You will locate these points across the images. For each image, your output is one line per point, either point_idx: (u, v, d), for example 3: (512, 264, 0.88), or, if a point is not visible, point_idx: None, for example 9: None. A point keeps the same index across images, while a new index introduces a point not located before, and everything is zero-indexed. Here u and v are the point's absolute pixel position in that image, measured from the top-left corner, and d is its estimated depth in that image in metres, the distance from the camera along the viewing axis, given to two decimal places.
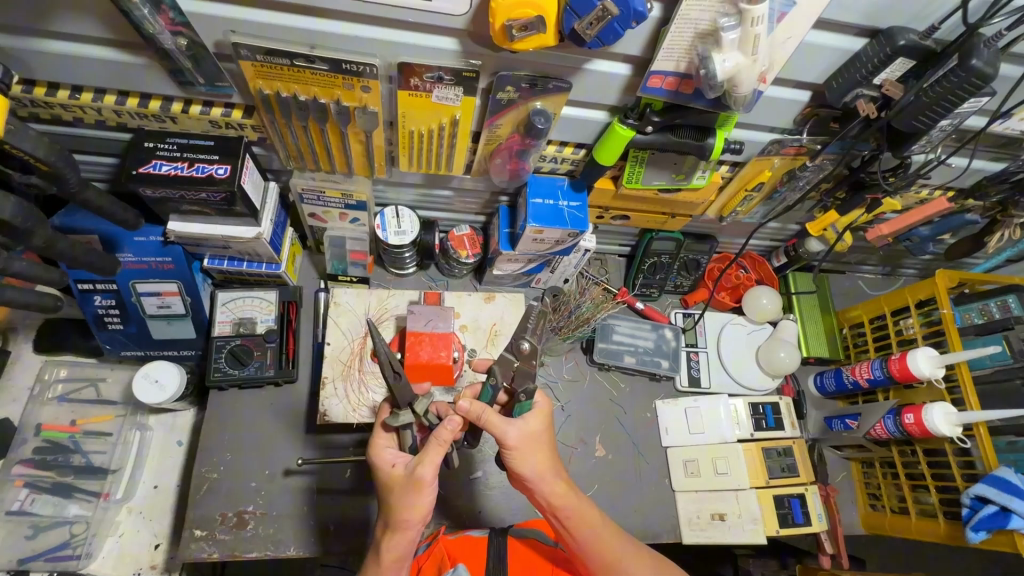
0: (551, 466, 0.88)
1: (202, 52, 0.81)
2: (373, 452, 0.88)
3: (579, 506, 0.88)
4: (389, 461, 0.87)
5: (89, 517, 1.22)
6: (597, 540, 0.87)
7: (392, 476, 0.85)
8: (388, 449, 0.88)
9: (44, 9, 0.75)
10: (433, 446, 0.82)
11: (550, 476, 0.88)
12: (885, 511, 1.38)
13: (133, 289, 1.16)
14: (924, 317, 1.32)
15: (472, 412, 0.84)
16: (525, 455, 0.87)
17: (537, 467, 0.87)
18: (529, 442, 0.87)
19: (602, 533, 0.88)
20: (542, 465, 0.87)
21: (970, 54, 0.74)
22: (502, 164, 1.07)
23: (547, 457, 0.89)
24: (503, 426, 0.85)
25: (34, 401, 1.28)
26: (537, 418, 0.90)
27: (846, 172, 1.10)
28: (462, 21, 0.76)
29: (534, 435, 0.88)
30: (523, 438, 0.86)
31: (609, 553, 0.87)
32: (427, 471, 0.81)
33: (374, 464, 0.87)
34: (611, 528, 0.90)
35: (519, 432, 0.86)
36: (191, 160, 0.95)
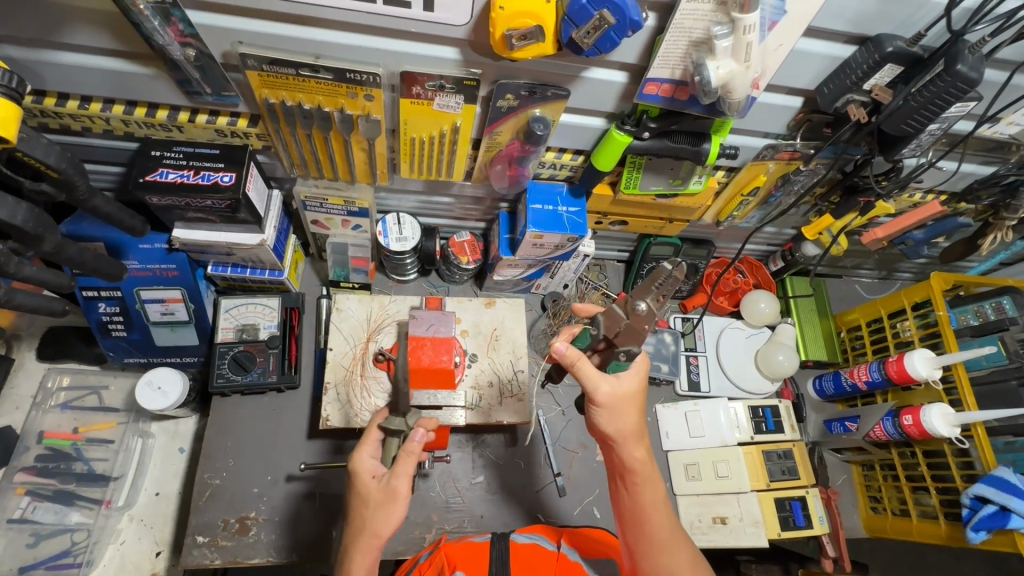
0: (635, 433, 0.89)
1: (209, 63, 0.83)
2: (357, 458, 0.88)
3: (648, 476, 0.90)
4: (371, 471, 0.87)
5: (90, 525, 1.22)
6: (653, 514, 0.89)
7: (371, 488, 0.85)
8: (372, 458, 0.88)
9: (56, 22, 0.77)
10: (406, 458, 0.85)
11: (631, 441, 0.89)
12: (887, 514, 1.38)
13: (137, 296, 1.17)
14: (920, 319, 1.33)
15: (566, 357, 0.86)
16: (612, 415, 0.88)
17: (622, 428, 0.89)
18: (619, 403, 0.88)
19: (660, 508, 0.89)
20: (628, 429, 0.89)
21: (956, 60, 0.76)
22: (502, 170, 1.09)
23: (633, 420, 0.90)
24: (596, 380, 0.87)
25: (37, 409, 1.29)
26: (632, 381, 0.90)
27: (840, 177, 1.12)
28: (464, 31, 0.78)
29: (626, 397, 0.89)
30: (613, 398, 0.88)
31: (658, 531, 0.88)
32: (403, 484, 0.84)
33: (356, 472, 0.87)
34: (669, 504, 0.91)
35: (610, 390, 0.87)
36: (197, 168, 0.97)
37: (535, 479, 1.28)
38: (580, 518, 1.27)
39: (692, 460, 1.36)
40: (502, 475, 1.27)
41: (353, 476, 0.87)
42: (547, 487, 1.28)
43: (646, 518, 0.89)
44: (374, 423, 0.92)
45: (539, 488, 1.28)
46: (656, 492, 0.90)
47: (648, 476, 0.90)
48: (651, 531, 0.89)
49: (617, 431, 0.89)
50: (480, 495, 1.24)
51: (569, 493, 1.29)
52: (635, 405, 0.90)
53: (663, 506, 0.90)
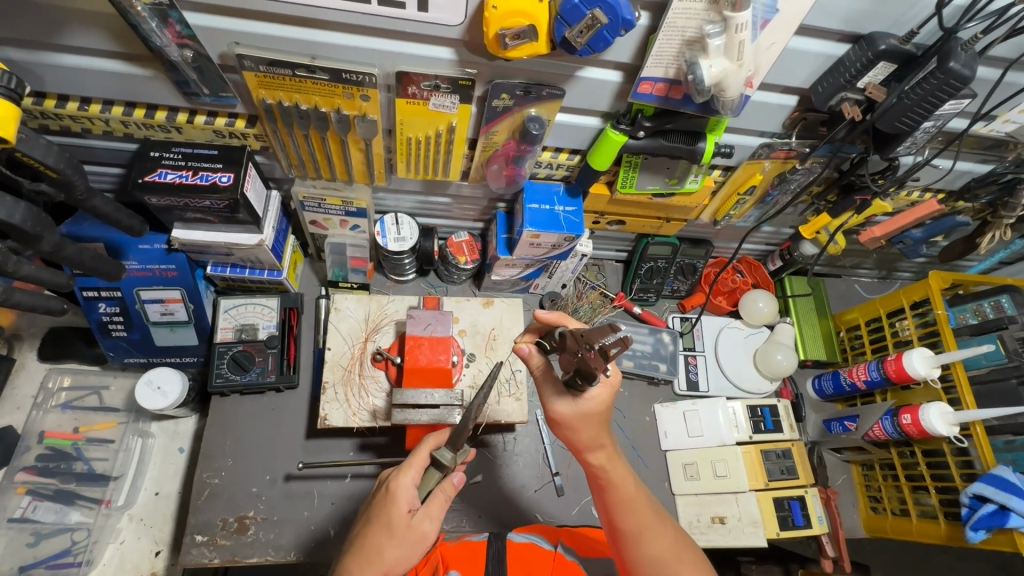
0: (594, 440, 0.90)
1: (206, 64, 0.84)
2: (397, 481, 0.84)
3: (615, 479, 0.91)
4: (409, 503, 0.83)
5: (91, 524, 1.23)
6: (624, 513, 0.89)
7: (402, 523, 0.82)
8: (412, 487, 0.84)
9: (55, 25, 0.78)
10: (439, 499, 0.85)
11: (595, 449, 0.91)
12: (886, 514, 1.38)
13: (137, 296, 1.18)
14: (919, 318, 1.33)
15: (528, 358, 0.93)
16: (572, 427, 0.90)
17: (583, 439, 0.90)
18: (577, 416, 0.88)
19: (630, 507, 0.90)
20: (587, 438, 0.90)
21: (948, 57, 0.76)
22: (499, 170, 1.09)
23: (593, 427, 0.89)
24: (551, 397, 0.90)
25: (38, 409, 1.30)
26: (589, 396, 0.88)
27: (836, 175, 1.12)
28: (458, 30, 0.79)
29: (582, 410, 0.88)
30: (570, 412, 0.88)
31: (629, 529, 0.89)
32: (433, 530, 0.84)
33: (393, 494, 0.83)
34: (641, 502, 0.91)
35: (564, 406, 0.88)
36: (195, 169, 0.98)
37: (533, 478, 1.28)
38: (578, 518, 1.27)
39: (691, 459, 1.36)
40: (500, 474, 1.28)
41: (390, 500, 0.83)
42: (545, 487, 1.28)
43: (615, 520, 0.90)
44: (424, 447, 0.87)
45: (537, 488, 1.28)
46: (626, 492, 0.90)
47: (615, 481, 0.90)
48: (621, 531, 0.90)
49: (578, 442, 0.91)
50: (478, 495, 1.24)
51: (567, 492, 1.29)
52: (593, 415, 0.89)
53: (631, 507, 0.90)
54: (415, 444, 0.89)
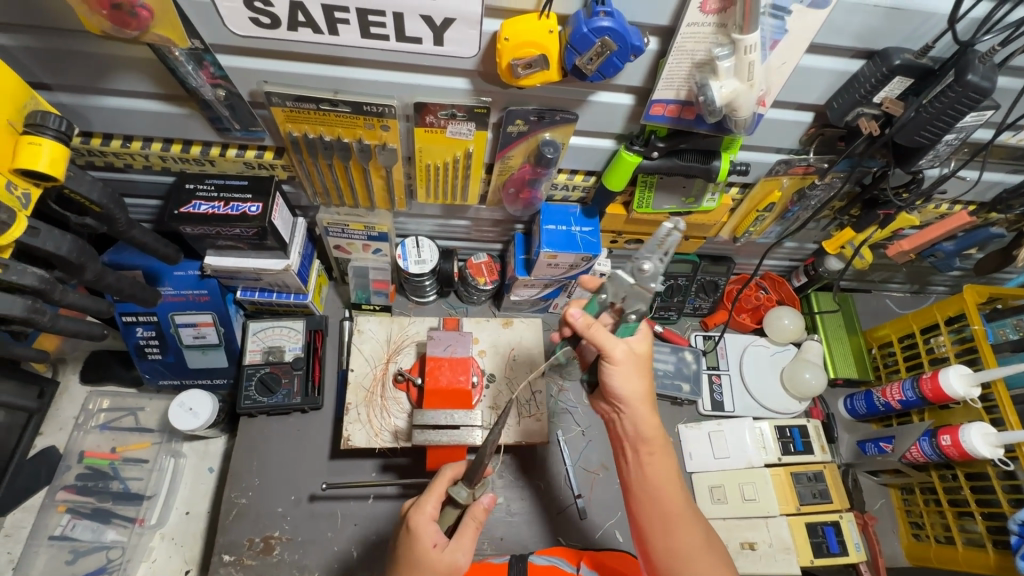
0: (649, 400, 0.89)
1: (237, 101, 0.89)
2: (419, 518, 0.85)
3: (657, 451, 0.90)
4: (432, 538, 0.84)
5: (125, 543, 1.26)
6: (664, 488, 0.89)
7: (429, 559, 0.82)
8: (434, 520, 0.86)
9: (102, 71, 0.85)
10: (468, 528, 0.86)
11: (647, 406, 0.89)
12: (930, 541, 1.31)
13: (171, 320, 1.23)
14: (955, 334, 1.28)
15: (584, 322, 0.85)
16: (624, 377, 0.87)
17: (634, 392, 0.88)
18: (631, 365, 0.87)
19: (669, 489, 0.89)
20: (644, 394, 0.89)
21: (966, 70, 0.75)
22: (515, 193, 1.12)
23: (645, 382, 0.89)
24: (608, 340, 0.85)
25: (80, 429, 1.36)
26: (644, 351, 0.88)
27: (859, 190, 1.10)
28: (473, 62, 0.82)
29: (639, 360, 0.88)
30: (628, 359, 0.87)
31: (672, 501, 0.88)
32: (464, 558, 0.84)
33: (415, 532, 0.84)
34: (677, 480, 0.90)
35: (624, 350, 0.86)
36: (227, 199, 1.03)
37: (554, 500, 1.27)
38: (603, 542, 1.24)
39: (718, 482, 1.32)
40: (521, 496, 1.26)
41: (412, 538, 0.84)
42: (568, 509, 1.26)
43: (652, 488, 0.89)
44: (441, 481, 0.89)
45: (559, 510, 1.26)
46: (666, 469, 0.90)
47: (660, 453, 0.90)
48: (661, 503, 0.88)
49: (632, 395, 0.88)
50: (499, 516, 1.24)
51: (591, 515, 1.27)
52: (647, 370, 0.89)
53: (671, 477, 0.89)
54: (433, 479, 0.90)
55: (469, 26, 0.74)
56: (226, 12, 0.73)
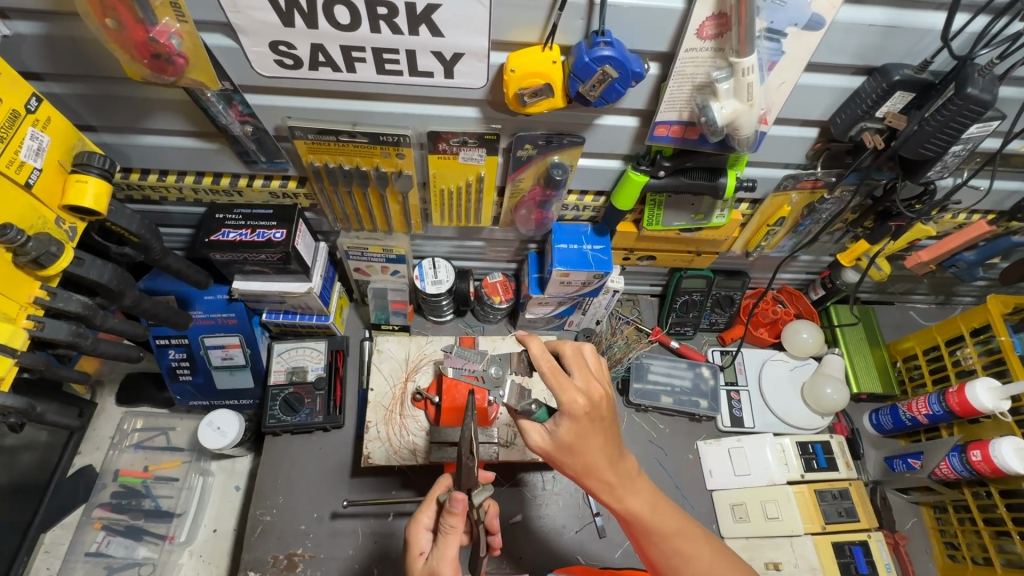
0: (599, 466, 0.82)
1: (263, 136, 0.95)
2: (413, 527, 0.88)
3: (632, 505, 0.85)
4: (421, 546, 0.87)
5: (156, 559, 1.31)
6: (653, 540, 0.87)
7: (417, 565, 0.86)
8: (427, 529, 0.88)
9: (141, 113, 0.92)
10: (447, 534, 0.83)
11: (603, 470, 0.83)
12: (967, 563, 1.26)
13: (202, 343, 1.29)
14: (982, 346, 1.25)
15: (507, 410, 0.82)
16: (562, 460, 0.83)
17: (578, 470, 0.83)
18: (559, 450, 0.81)
19: (658, 540, 0.87)
20: (590, 465, 0.82)
21: (966, 83, 0.76)
22: (528, 214, 1.15)
23: (588, 459, 0.81)
24: (529, 433, 0.83)
25: (115, 448, 1.42)
26: (566, 426, 0.79)
27: (870, 202, 1.11)
28: (482, 92, 0.86)
29: (568, 442, 0.80)
30: (553, 449, 0.82)
31: (655, 555, 0.88)
32: (443, 567, 0.82)
33: (409, 539, 0.88)
34: (666, 531, 0.87)
35: (544, 441, 0.82)
36: (254, 227, 1.09)
37: (571, 519, 1.27)
38: (622, 561, 1.24)
39: (739, 500, 1.30)
40: (540, 515, 1.27)
41: (408, 545, 0.88)
42: (585, 528, 1.26)
43: (647, 551, 0.89)
44: (434, 488, 0.91)
45: (577, 529, 1.26)
46: (647, 521, 0.86)
47: (633, 509, 0.85)
48: (653, 559, 0.89)
49: (576, 474, 0.84)
50: (517, 534, 1.24)
51: (609, 535, 1.26)
52: (581, 438, 0.80)
53: (654, 539, 0.87)
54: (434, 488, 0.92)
55: (478, 59, 0.79)
56: (253, 55, 0.79)
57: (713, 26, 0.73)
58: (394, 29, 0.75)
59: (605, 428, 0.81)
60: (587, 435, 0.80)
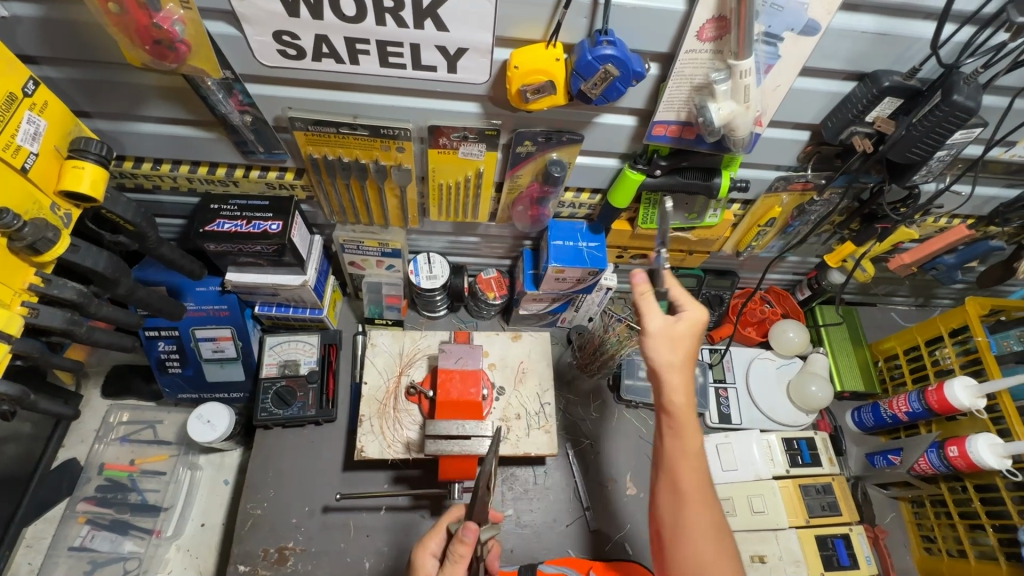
0: (684, 374, 0.89)
1: (263, 126, 0.95)
2: (420, 551, 0.91)
3: (685, 429, 0.89)
4: (427, 570, 0.89)
5: (142, 554, 1.29)
6: (683, 464, 0.88)
7: None
8: (433, 555, 0.90)
9: (137, 100, 0.91)
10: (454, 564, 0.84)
11: (673, 376, 0.89)
12: (942, 555, 1.30)
13: (192, 335, 1.28)
14: (959, 346, 1.29)
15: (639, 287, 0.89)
16: (659, 349, 0.89)
17: (667, 359, 0.89)
18: (667, 338, 0.89)
19: (688, 465, 0.88)
20: (678, 367, 0.89)
21: (951, 91, 0.79)
22: (524, 211, 1.16)
23: (683, 357, 0.89)
24: (648, 314, 0.90)
25: (100, 442, 1.40)
26: (685, 323, 0.91)
27: (857, 205, 1.14)
28: (484, 87, 0.87)
29: (677, 336, 0.90)
30: (663, 332, 0.89)
31: (682, 481, 0.87)
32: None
33: (415, 562, 0.91)
34: (699, 468, 0.88)
35: (659, 324, 0.90)
36: (249, 218, 1.08)
37: (562, 513, 1.28)
38: (611, 554, 1.25)
39: (726, 494, 1.33)
40: (532, 508, 1.28)
41: (413, 570, 0.90)
42: (577, 521, 1.28)
43: (671, 472, 0.88)
44: (445, 517, 0.93)
45: (568, 523, 1.27)
46: (691, 454, 0.88)
47: (688, 428, 0.88)
48: (672, 484, 0.88)
49: (662, 366, 0.89)
50: (510, 527, 1.25)
51: (599, 528, 1.28)
52: (685, 346, 0.90)
53: (689, 462, 0.88)
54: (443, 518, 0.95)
55: (481, 55, 0.80)
56: (256, 45, 0.79)
57: (712, 28, 0.75)
58: (399, 22, 0.76)
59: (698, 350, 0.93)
60: (690, 339, 0.90)
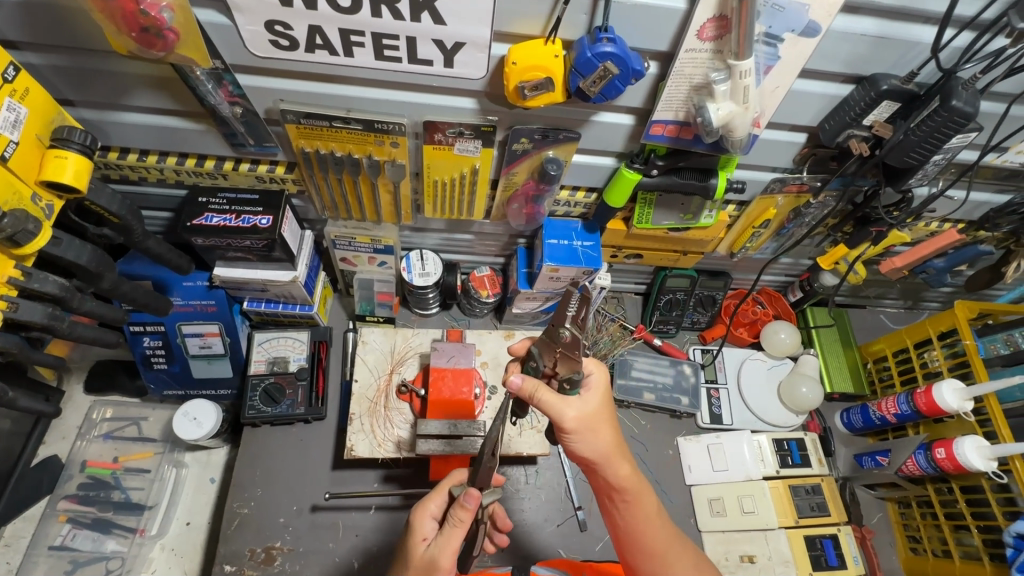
0: (614, 451, 0.85)
1: (253, 118, 0.93)
2: (419, 513, 0.88)
3: (638, 496, 0.87)
4: (424, 533, 0.87)
5: (125, 553, 1.27)
6: (647, 529, 0.87)
7: (417, 551, 0.86)
8: (432, 517, 0.88)
9: (123, 89, 0.88)
10: (452, 528, 0.83)
11: (611, 456, 0.85)
12: (928, 555, 1.32)
13: (179, 330, 1.25)
14: (948, 349, 1.31)
15: (526, 388, 0.81)
16: (585, 440, 0.83)
17: (597, 447, 0.84)
18: (588, 426, 0.83)
19: (650, 527, 0.87)
20: (604, 449, 0.84)
21: (950, 96, 0.79)
22: (519, 209, 1.15)
23: (609, 436, 0.85)
24: (562, 408, 0.81)
25: (83, 438, 1.37)
26: (595, 395, 0.84)
27: (851, 208, 1.15)
28: (480, 83, 0.86)
29: (596, 416, 0.84)
30: (582, 421, 0.82)
31: (652, 543, 0.87)
32: (443, 557, 0.82)
33: (412, 523, 0.88)
34: (661, 526, 0.88)
35: (577, 413, 0.82)
36: (238, 212, 1.06)
37: (553, 513, 1.28)
38: (602, 554, 1.26)
39: (717, 495, 1.34)
40: (524, 508, 1.27)
41: (411, 530, 0.88)
42: (568, 521, 1.27)
43: (635, 541, 0.88)
44: (447, 480, 0.90)
45: (559, 522, 1.27)
46: (648, 515, 0.87)
47: (639, 497, 0.87)
48: (641, 551, 0.88)
49: (595, 458, 0.85)
50: None
51: (590, 527, 1.28)
52: (604, 420, 0.85)
53: (651, 526, 0.87)
54: (446, 477, 0.92)
55: (478, 50, 0.78)
56: (247, 34, 0.77)
57: (713, 27, 0.74)
58: (395, 14, 0.74)
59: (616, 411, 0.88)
60: (606, 410, 0.85)
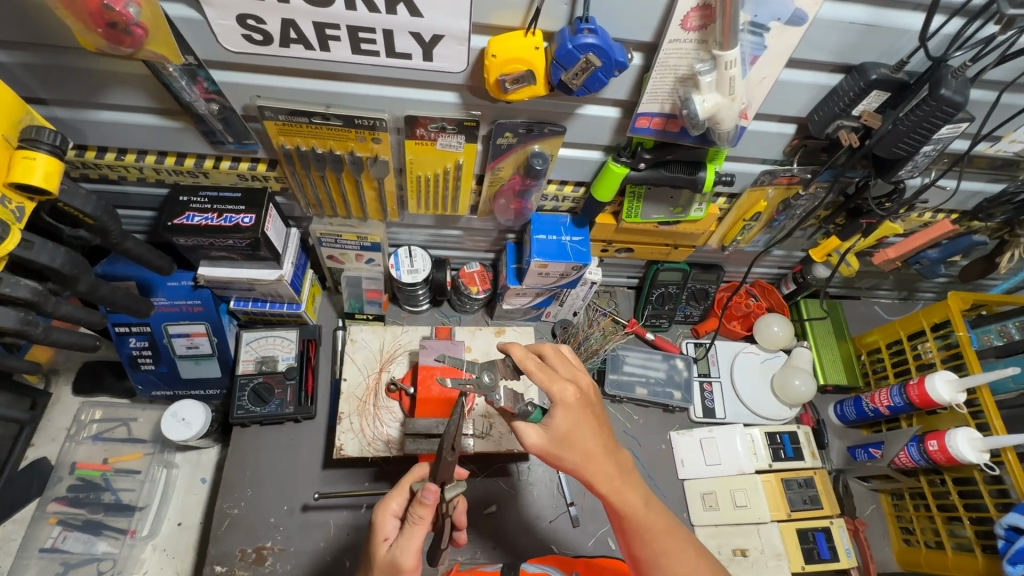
0: (593, 460, 0.83)
1: (231, 115, 0.91)
2: (380, 512, 0.87)
3: (626, 502, 0.85)
4: (387, 532, 0.86)
5: (116, 554, 1.26)
6: (640, 534, 0.86)
7: (379, 551, 0.85)
8: (395, 516, 0.87)
9: (95, 86, 0.86)
10: (413, 526, 0.82)
11: (592, 469, 0.83)
12: (920, 546, 1.31)
13: (165, 331, 1.24)
14: (941, 340, 1.30)
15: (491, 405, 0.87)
16: (558, 457, 0.83)
17: (575, 461, 0.83)
18: (556, 447, 0.83)
19: (642, 531, 0.86)
20: (581, 461, 0.83)
21: (939, 85, 0.78)
22: (506, 204, 1.13)
23: (586, 451, 0.83)
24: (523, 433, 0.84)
25: (72, 440, 1.36)
26: (559, 416, 0.82)
27: (843, 199, 1.13)
28: (461, 76, 0.84)
29: (565, 434, 0.82)
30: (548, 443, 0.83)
31: (643, 551, 0.86)
32: (404, 557, 0.81)
33: (374, 524, 0.87)
34: (658, 528, 0.86)
35: (538, 438, 0.83)
36: (220, 211, 1.04)
37: (546, 509, 1.27)
38: (594, 550, 1.25)
39: (709, 488, 1.34)
40: (518, 504, 1.27)
41: (373, 530, 0.87)
42: (560, 518, 1.27)
43: (633, 548, 0.87)
44: (409, 476, 0.90)
45: (551, 518, 1.27)
46: (643, 520, 0.85)
47: (630, 504, 0.85)
48: (639, 558, 0.87)
49: (575, 466, 0.84)
50: (491, 525, 1.24)
51: (582, 523, 1.28)
52: (579, 435, 0.83)
53: (645, 534, 0.85)
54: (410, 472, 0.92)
55: (457, 43, 0.76)
56: (219, 29, 0.75)
57: (697, 17, 0.72)
58: (370, 7, 0.72)
59: (597, 415, 0.85)
60: (581, 425, 0.83)
